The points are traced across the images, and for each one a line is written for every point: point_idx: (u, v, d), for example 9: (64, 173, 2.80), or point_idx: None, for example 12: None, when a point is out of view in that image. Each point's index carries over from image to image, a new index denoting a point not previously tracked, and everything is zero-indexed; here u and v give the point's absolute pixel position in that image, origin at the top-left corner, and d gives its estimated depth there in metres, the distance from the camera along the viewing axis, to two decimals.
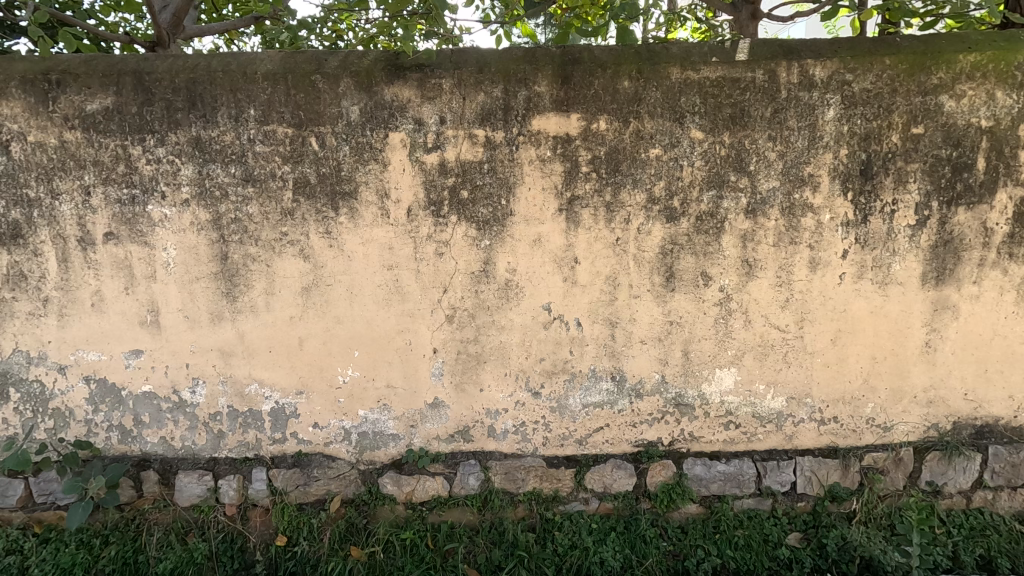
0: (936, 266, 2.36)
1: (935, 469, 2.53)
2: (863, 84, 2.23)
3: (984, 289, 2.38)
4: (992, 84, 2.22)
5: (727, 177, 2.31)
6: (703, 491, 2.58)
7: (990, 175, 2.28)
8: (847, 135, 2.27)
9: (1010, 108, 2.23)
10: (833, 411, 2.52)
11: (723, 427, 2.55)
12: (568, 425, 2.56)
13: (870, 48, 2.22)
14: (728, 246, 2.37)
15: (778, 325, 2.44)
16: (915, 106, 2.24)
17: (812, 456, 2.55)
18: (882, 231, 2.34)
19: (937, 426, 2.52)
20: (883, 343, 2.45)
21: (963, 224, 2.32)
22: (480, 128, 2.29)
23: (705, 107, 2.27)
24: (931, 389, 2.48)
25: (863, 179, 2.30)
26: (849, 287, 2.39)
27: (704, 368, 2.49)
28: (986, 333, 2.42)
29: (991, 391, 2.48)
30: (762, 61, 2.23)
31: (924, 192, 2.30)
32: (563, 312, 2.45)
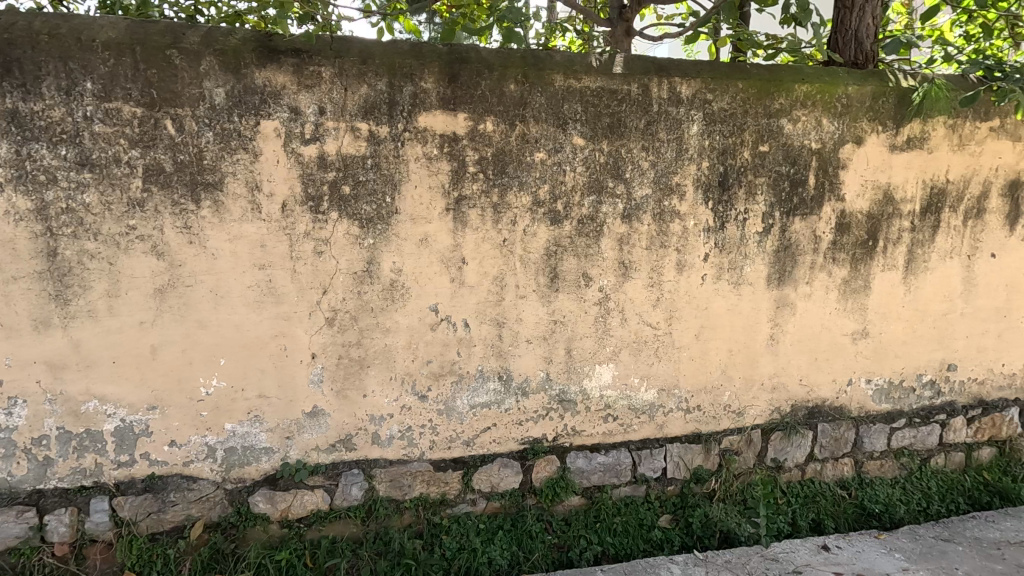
0: (778, 269, 2.69)
1: (778, 446, 2.87)
2: (721, 104, 2.47)
3: (814, 288, 2.75)
4: (820, 112, 2.58)
5: (605, 183, 2.44)
6: (585, 483, 2.70)
7: (818, 191, 2.64)
8: (708, 149, 2.50)
9: (832, 134, 2.61)
10: (697, 400, 2.76)
11: (603, 420, 2.68)
12: (455, 427, 2.54)
13: (726, 72, 2.46)
14: (606, 249, 2.50)
15: (650, 323, 2.63)
16: (762, 127, 2.53)
17: (680, 443, 2.77)
18: (736, 236, 2.62)
19: (779, 409, 2.86)
20: (737, 338, 2.73)
21: (799, 232, 2.67)
22: (363, 121, 2.19)
23: (586, 115, 2.37)
24: (775, 376, 2.82)
25: (721, 190, 2.55)
26: (710, 287, 2.64)
27: (585, 365, 2.60)
28: (816, 326, 2.80)
29: (820, 377, 2.87)
30: (636, 76, 2.38)
31: (768, 203, 2.61)
32: (450, 313, 2.42)
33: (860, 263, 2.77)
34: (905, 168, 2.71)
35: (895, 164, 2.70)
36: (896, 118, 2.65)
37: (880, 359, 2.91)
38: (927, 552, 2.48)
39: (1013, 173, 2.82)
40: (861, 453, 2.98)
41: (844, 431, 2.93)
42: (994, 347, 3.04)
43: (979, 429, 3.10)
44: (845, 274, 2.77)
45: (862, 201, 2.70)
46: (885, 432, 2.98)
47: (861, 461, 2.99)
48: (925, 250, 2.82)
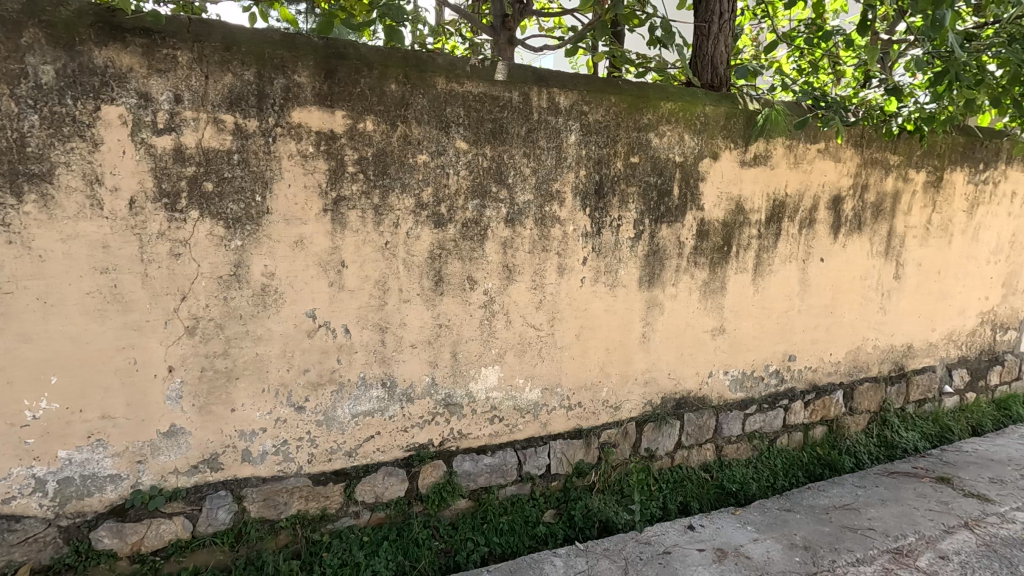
0: (649, 272, 2.90)
1: (651, 437, 3.09)
2: (596, 116, 2.62)
3: (679, 290, 3.00)
4: (682, 128, 2.82)
5: (489, 188, 2.47)
6: (471, 486, 2.71)
7: (682, 200, 2.89)
8: (585, 158, 2.63)
9: (693, 149, 2.86)
10: (577, 397, 2.89)
11: (489, 421, 2.71)
12: (336, 438, 2.42)
13: (601, 86, 2.61)
14: (490, 252, 2.54)
15: (533, 324, 2.70)
16: (633, 139, 2.72)
17: (562, 439, 2.88)
18: (612, 241, 2.78)
19: (651, 402, 3.09)
20: (613, 337, 2.90)
21: (666, 238, 2.90)
22: (227, 113, 2.03)
23: (469, 120, 2.39)
24: (648, 371, 3.03)
25: (597, 197, 2.70)
26: (588, 289, 2.78)
27: (471, 368, 2.61)
28: (682, 324, 3.06)
29: (686, 370, 3.14)
30: (517, 84, 2.44)
31: (639, 211, 2.80)
32: (329, 319, 2.31)
33: (718, 267, 3.07)
34: (752, 182, 3.05)
35: (745, 178, 3.02)
36: (745, 137, 2.98)
37: (735, 353, 3.25)
38: (773, 522, 2.71)
39: (836, 190, 3.29)
40: (721, 438, 3.29)
41: (706, 419, 3.22)
42: (824, 338, 3.51)
43: (814, 411, 3.56)
44: (705, 277, 3.05)
45: (719, 211, 2.99)
46: (740, 418, 3.32)
47: (721, 446, 3.30)
48: (770, 254, 3.19)
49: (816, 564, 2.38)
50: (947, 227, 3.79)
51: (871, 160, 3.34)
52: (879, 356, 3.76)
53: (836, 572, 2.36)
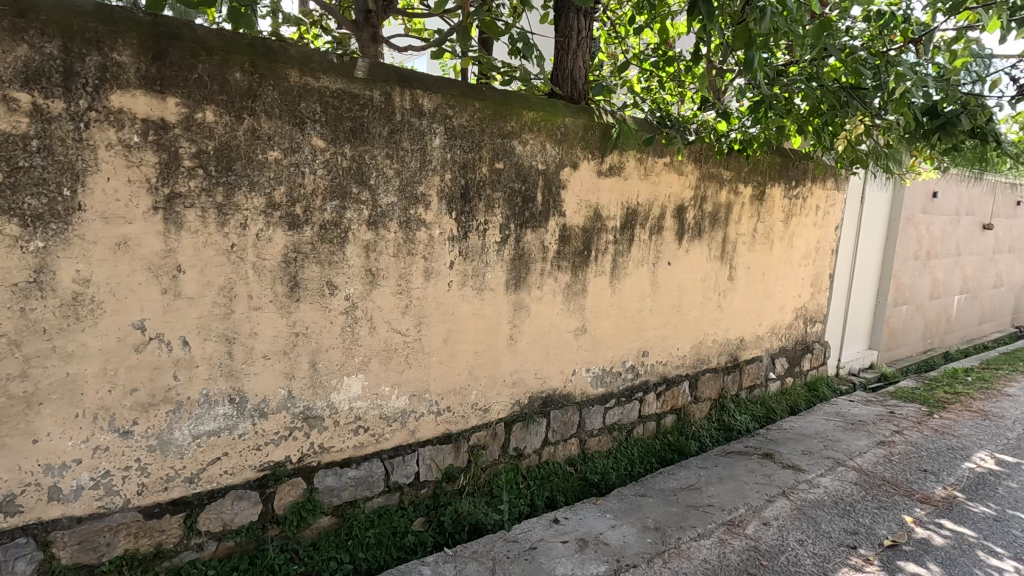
0: (515, 275, 2.97)
1: (519, 436, 3.17)
2: (460, 120, 2.63)
3: (544, 292, 3.12)
4: (544, 137, 2.94)
5: (349, 189, 2.37)
6: (334, 501, 2.57)
7: (545, 206, 3.01)
8: (450, 162, 2.63)
9: (554, 157, 2.99)
10: (446, 402, 2.87)
11: (353, 432, 2.59)
12: (173, 464, 2.16)
13: (465, 91, 2.63)
14: (352, 256, 2.43)
15: (399, 330, 2.64)
16: (497, 145, 2.77)
17: (431, 445, 2.85)
18: (478, 245, 2.81)
19: (519, 402, 3.17)
20: (481, 340, 2.93)
21: (531, 242, 2.99)
22: (23, 92, 1.73)
23: (326, 117, 2.27)
24: (515, 372, 3.11)
25: (462, 201, 2.71)
26: (456, 293, 2.78)
27: (332, 378, 2.48)
28: (547, 325, 3.18)
29: (551, 370, 3.26)
30: (378, 83, 2.37)
31: (504, 216, 2.86)
32: (163, 330, 2.06)
33: (579, 270, 3.23)
34: (609, 191, 3.26)
35: (602, 187, 3.23)
36: (601, 149, 3.18)
37: (595, 351, 3.45)
38: (629, 508, 2.91)
39: (680, 200, 3.63)
40: (584, 432, 3.47)
41: (571, 415, 3.38)
42: (672, 335, 3.86)
43: (665, 401, 3.90)
44: (568, 279, 3.20)
45: (579, 217, 3.16)
46: (601, 412, 3.53)
47: (585, 440, 3.48)
48: (625, 258, 3.44)
49: (665, 543, 2.59)
50: (769, 235, 4.36)
51: (708, 174, 3.74)
52: (718, 349, 4.22)
53: (681, 548, 2.58)
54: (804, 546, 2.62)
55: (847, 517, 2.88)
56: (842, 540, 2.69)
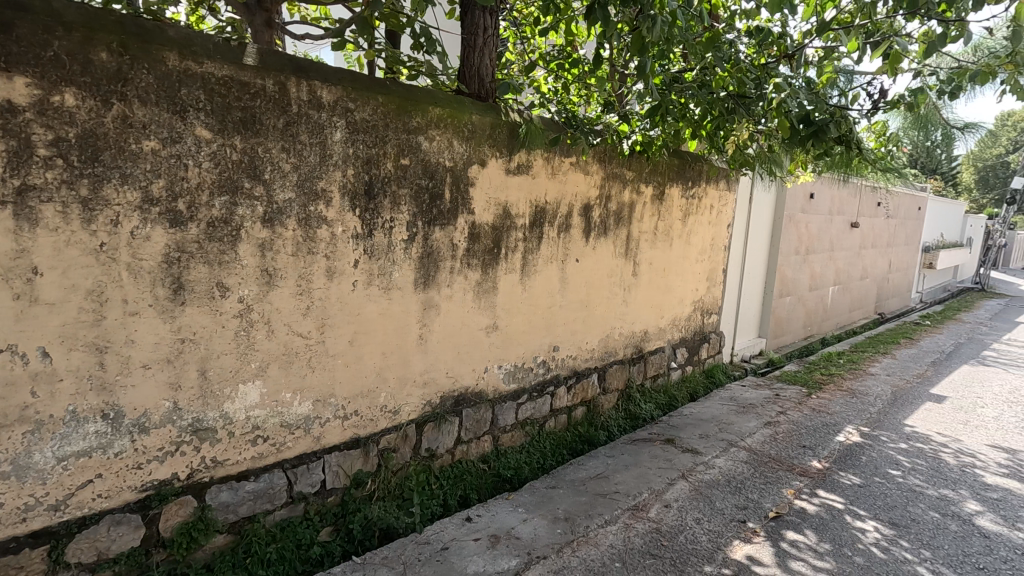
0: (423, 274, 2.93)
1: (431, 436, 3.13)
2: (362, 114, 2.54)
3: (454, 290, 3.10)
4: (451, 134, 2.91)
5: (240, 183, 2.21)
6: (230, 518, 2.40)
7: (453, 204, 2.99)
8: (352, 157, 2.54)
9: (462, 155, 2.98)
10: (354, 406, 2.78)
11: (250, 443, 2.43)
12: (33, 491, 1.92)
13: (367, 85, 2.54)
14: (245, 255, 2.27)
15: (300, 332, 2.50)
16: (402, 141, 2.71)
17: (338, 451, 2.74)
18: (384, 243, 2.73)
19: (431, 402, 3.13)
20: (389, 340, 2.86)
21: (439, 240, 2.96)
22: None
23: (211, 105, 2.10)
24: (426, 372, 3.06)
25: (367, 198, 2.62)
26: (361, 293, 2.69)
27: (225, 387, 2.31)
28: (458, 324, 3.16)
29: (462, 368, 3.25)
30: (270, 71, 2.23)
31: (411, 213, 2.81)
32: (16, 341, 1.81)
33: (489, 268, 3.24)
34: (517, 190, 3.30)
35: (510, 185, 3.26)
36: (509, 147, 3.20)
37: (507, 348, 3.47)
38: (540, 500, 2.97)
39: (586, 199, 3.75)
40: (497, 429, 3.49)
41: (483, 412, 3.39)
42: (581, 330, 3.98)
43: (575, 394, 4.01)
44: (478, 277, 3.20)
45: (488, 215, 3.17)
46: (513, 408, 3.57)
47: (497, 436, 3.50)
48: (534, 255, 3.49)
49: (574, 532, 2.66)
50: (668, 233, 4.62)
51: (612, 174, 3.88)
52: (624, 341, 4.41)
53: (589, 536, 2.67)
54: (700, 525, 2.80)
55: (737, 493, 3.12)
56: (733, 515, 2.91)
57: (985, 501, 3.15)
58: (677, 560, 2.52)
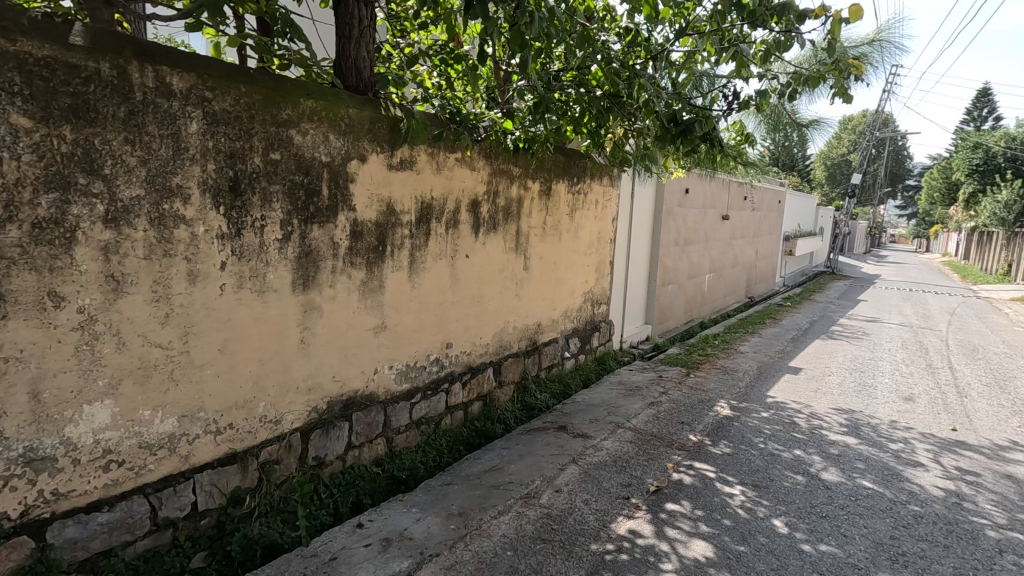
0: (302, 275, 2.78)
1: (318, 444, 2.99)
2: (222, 104, 2.36)
3: (337, 291, 2.97)
4: (326, 128, 2.79)
5: (74, 179, 1.97)
6: (79, 555, 2.14)
7: (332, 201, 2.87)
8: (213, 151, 2.35)
9: (339, 149, 2.86)
10: (228, 419, 2.58)
11: (102, 470, 2.18)
12: None
13: (226, 73, 2.36)
14: (84, 260, 2.02)
15: (159, 343, 2.27)
16: (271, 135, 2.55)
17: (211, 469, 2.54)
18: (255, 243, 2.56)
19: (317, 408, 2.99)
20: (266, 346, 2.68)
21: (318, 239, 2.83)
22: None
23: (31, 90, 1.86)
24: (309, 378, 2.92)
25: (232, 195, 2.44)
26: (231, 297, 2.50)
27: (65, 409, 2.04)
28: (343, 325, 3.04)
29: (350, 371, 3.14)
30: (105, 53, 2.01)
31: (285, 211, 2.66)
32: None
33: (374, 267, 3.15)
34: (401, 186, 3.24)
35: (394, 181, 3.19)
36: (390, 142, 3.13)
37: (398, 348, 3.41)
38: (435, 499, 2.95)
39: (473, 195, 3.76)
40: (390, 430, 3.42)
41: (375, 414, 3.30)
42: (474, 325, 4.00)
43: (470, 389, 4.03)
44: (363, 276, 3.10)
45: (371, 212, 3.08)
46: (407, 408, 3.51)
47: (391, 438, 3.43)
48: (422, 252, 3.44)
49: (467, 526, 2.67)
50: (557, 227, 4.76)
51: (499, 170, 3.93)
52: (518, 335, 4.49)
53: (483, 528, 2.69)
54: (588, 505, 2.94)
55: (623, 472, 3.31)
56: (618, 493, 3.08)
57: (829, 457, 3.59)
58: (566, 541, 2.62)
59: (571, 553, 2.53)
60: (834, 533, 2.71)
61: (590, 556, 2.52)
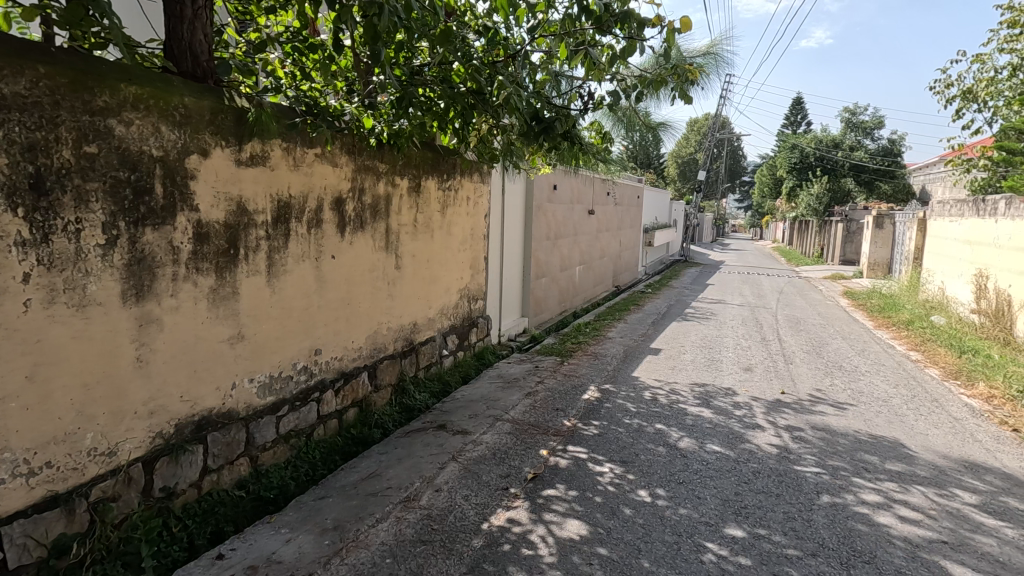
0: (134, 284, 2.45)
1: (166, 473, 2.67)
2: (14, 88, 2.00)
3: (180, 301, 2.66)
4: (156, 118, 2.48)
5: None
6: None
7: (168, 200, 2.56)
8: (5, 142, 1.98)
9: (174, 143, 2.56)
10: (44, 456, 2.20)
11: None
12: None
13: (18, 50, 2.00)
14: None
15: None
16: (84, 124, 2.21)
17: (23, 518, 2.15)
18: (69, 250, 2.20)
19: (162, 434, 2.66)
20: (93, 368, 2.33)
21: (153, 243, 2.51)
22: None
23: None
24: (151, 400, 2.58)
25: (34, 195, 2.08)
26: (40, 314, 2.13)
27: None
28: (190, 338, 2.73)
29: (202, 389, 2.83)
30: None
31: (108, 212, 2.33)
32: None
33: (225, 272, 2.87)
34: (252, 183, 2.98)
35: (244, 178, 2.93)
36: (237, 135, 2.87)
37: (258, 359, 3.14)
38: (306, 515, 2.77)
39: (337, 192, 3.59)
40: (254, 448, 3.15)
41: (234, 433, 3.02)
42: (345, 329, 3.82)
43: (344, 396, 3.85)
44: (212, 283, 2.81)
45: (218, 212, 2.80)
46: (272, 422, 3.26)
47: (256, 456, 3.16)
48: (281, 254, 3.21)
49: (343, 539, 2.55)
50: (429, 225, 4.71)
51: (363, 167, 3.79)
52: (393, 335, 4.38)
53: (360, 539, 2.58)
54: (469, 501, 2.95)
55: (501, 464, 3.37)
56: (497, 484, 3.13)
57: (685, 428, 3.96)
58: (446, 540, 2.61)
59: (452, 551, 2.52)
60: (689, 496, 2.99)
61: (471, 551, 2.53)
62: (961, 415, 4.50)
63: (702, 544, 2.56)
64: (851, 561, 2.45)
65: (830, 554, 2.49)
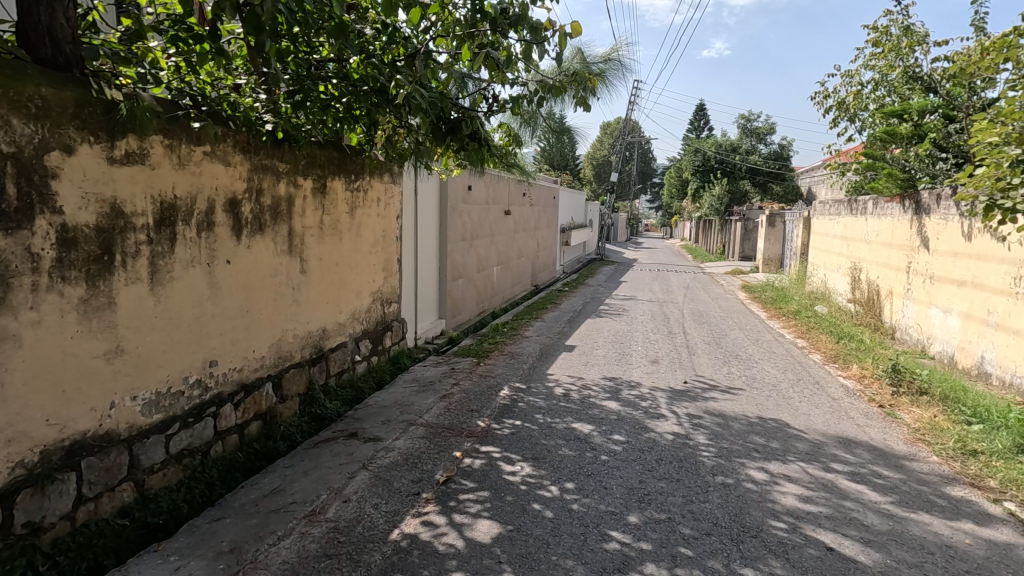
0: None
1: (30, 507, 2.39)
2: None
3: (43, 313, 2.39)
4: (7, 110, 2.22)
5: None
6: None
7: (24, 202, 2.29)
8: None
9: (30, 138, 2.30)
10: None
11: None
12: None
13: None
14: None
15: None
16: None
17: None
18: None
19: (24, 463, 2.37)
20: None
21: (5, 250, 2.23)
22: None
23: None
24: (9, 426, 2.29)
25: None
26: None
27: None
28: (56, 355, 2.46)
29: (73, 409, 2.55)
30: None
31: None
32: None
33: (98, 280, 2.61)
34: (129, 182, 2.74)
35: (118, 177, 2.68)
36: (109, 131, 2.62)
37: (141, 373, 2.88)
38: (199, 540, 2.58)
39: (230, 192, 3.37)
40: (140, 471, 2.89)
41: (115, 456, 2.75)
42: (243, 337, 3.60)
43: (245, 410, 3.63)
44: (82, 293, 2.54)
45: (87, 214, 2.55)
46: (161, 442, 3.01)
47: (142, 480, 2.90)
48: (167, 261, 2.97)
49: (240, 562, 2.40)
50: (336, 226, 4.54)
51: (259, 167, 3.59)
52: (300, 343, 4.19)
53: (259, 560, 2.44)
54: (378, 509, 2.88)
55: (413, 469, 3.32)
56: (408, 490, 3.08)
57: (594, 421, 4.09)
58: (353, 552, 2.54)
59: (358, 563, 2.45)
60: (597, 487, 3.10)
61: (379, 561, 2.47)
62: (838, 395, 4.98)
63: (607, 533, 2.66)
64: (740, 536, 2.64)
65: (722, 532, 2.66)
